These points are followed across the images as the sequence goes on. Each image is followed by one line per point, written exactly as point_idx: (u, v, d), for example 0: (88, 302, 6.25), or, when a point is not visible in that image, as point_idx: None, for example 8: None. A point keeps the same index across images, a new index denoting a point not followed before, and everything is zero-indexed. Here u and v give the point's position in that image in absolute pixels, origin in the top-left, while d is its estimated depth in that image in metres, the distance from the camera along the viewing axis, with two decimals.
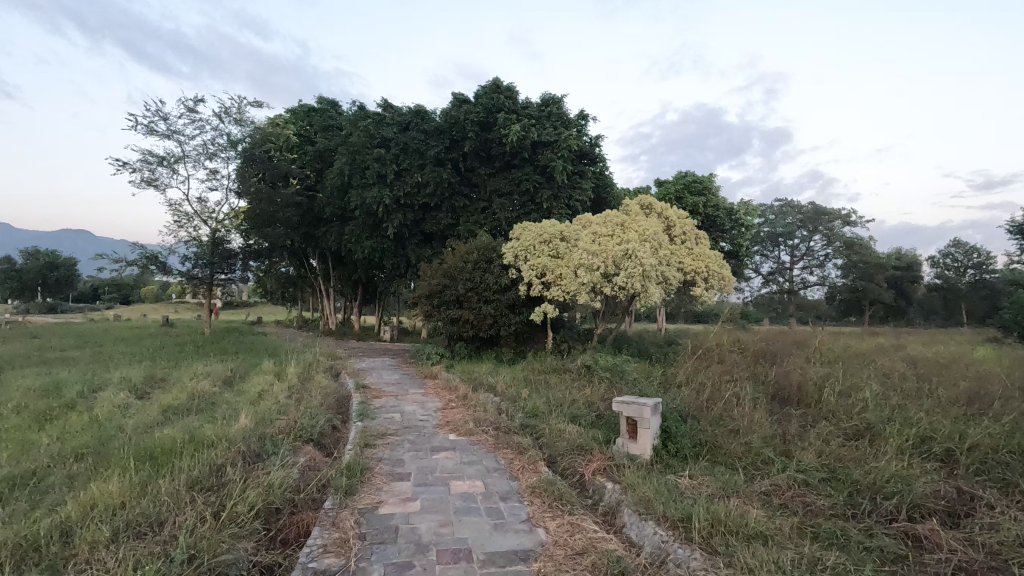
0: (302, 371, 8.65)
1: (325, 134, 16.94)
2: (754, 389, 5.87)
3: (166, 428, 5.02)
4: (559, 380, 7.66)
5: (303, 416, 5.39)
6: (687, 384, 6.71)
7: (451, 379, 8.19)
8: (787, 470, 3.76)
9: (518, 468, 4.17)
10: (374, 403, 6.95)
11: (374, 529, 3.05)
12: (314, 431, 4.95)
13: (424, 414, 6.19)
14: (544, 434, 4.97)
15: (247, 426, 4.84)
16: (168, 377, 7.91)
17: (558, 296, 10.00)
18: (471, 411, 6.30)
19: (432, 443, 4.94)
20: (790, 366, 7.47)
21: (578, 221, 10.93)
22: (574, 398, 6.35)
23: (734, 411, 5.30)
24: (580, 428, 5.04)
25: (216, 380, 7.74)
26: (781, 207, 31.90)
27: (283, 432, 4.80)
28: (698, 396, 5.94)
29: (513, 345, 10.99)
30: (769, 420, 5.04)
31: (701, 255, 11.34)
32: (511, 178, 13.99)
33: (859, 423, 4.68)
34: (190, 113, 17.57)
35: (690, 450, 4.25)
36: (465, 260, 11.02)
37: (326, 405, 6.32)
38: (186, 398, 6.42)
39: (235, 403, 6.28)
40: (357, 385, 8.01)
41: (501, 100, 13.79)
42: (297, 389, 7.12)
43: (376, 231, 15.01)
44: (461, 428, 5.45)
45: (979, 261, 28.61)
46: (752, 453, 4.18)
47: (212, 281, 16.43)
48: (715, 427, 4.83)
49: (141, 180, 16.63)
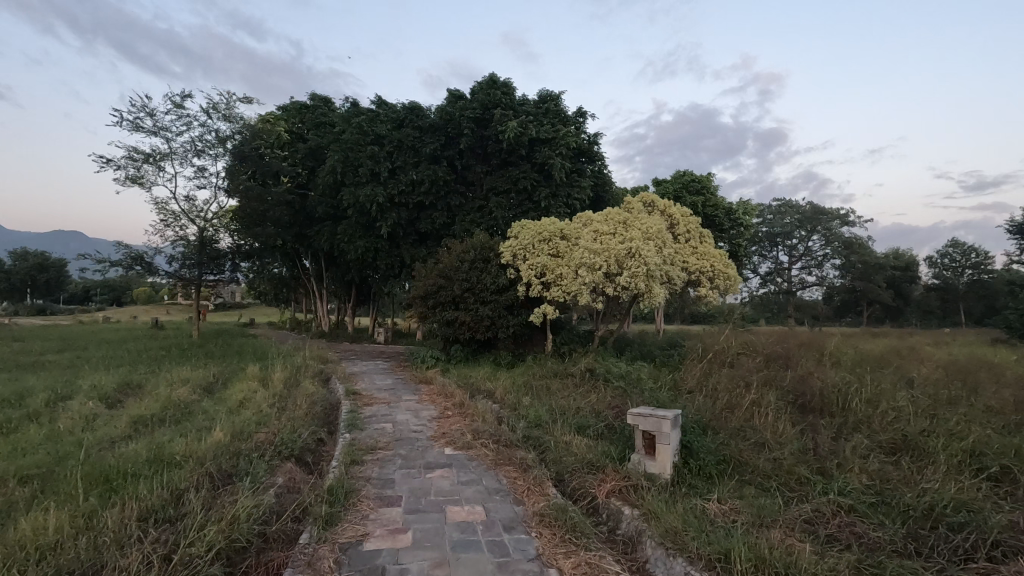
0: (290, 376, 8.18)
1: (316, 131, 16.46)
2: (773, 395, 5.45)
3: (131, 444, 4.52)
4: (561, 386, 7.22)
5: (286, 427, 4.93)
6: (699, 391, 6.28)
7: (447, 385, 7.74)
8: (828, 493, 3.34)
9: (522, 490, 3.71)
10: (365, 412, 6.48)
11: (357, 571, 2.60)
12: (296, 446, 4.47)
13: (418, 425, 5.73)
14: (550, 448, 4.54)
15: (220, 440, 4.36)
16: (144, 384, 7.41)
17: (559, 296, 9.53)
18: (468, 420, 5.85)
19: (426, 459, 4.48)
20: (805, 370, 7.06)
21: (578, 219, 10.49)
22: (579, 407, 5.91)
23: (755, 422, 4.87)
24: (588, 442, 4.59)
25: (196, 387, 7.24)
26: (779, 207, 31.66)
27: (261, 448, 4.34)
28: (714, 403, 5.50)
29: (511, 347, 10.55)
30: (796, 432, 4.61)
31: (706, 253, 10.90)
32: (508, 176, 13.55)
33: (895, 436, 4.27)
34: (178, 109, 17.08)
35: (714, 468, 3.82)
36: (461, 259, 10.56)
37: (312, 415, 5.85)
38: (160, 408, 5.94)
39: (214, 413, 5.80)
40: (348, 392, 7.54)
41: (498, 95, 13.38)
42: (282, 397, 6.64)
43: (369, 231, 14.54)
44: (458, 441, 5.00)
45: (977, 261, 28.12)
46: (784, 470, 3.77)
47: (200, 281, 16.01)
48: (739, 440, 4.41)
49: (127, 178, 16.09)
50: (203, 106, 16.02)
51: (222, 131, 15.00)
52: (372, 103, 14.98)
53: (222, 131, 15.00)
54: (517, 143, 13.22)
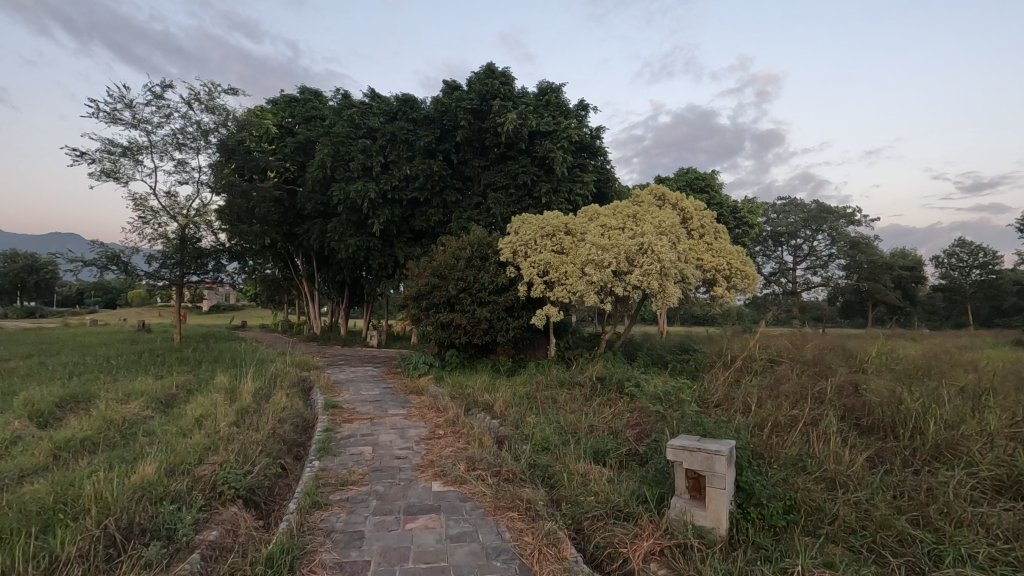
0: (264, 388, 7.26)
1: (306, 126, 15.51)
2: (829, 417, 4.54)
3: (36, 481, 3.58)
4: (570, 397, 6.34)
5: (235, 458, 3.98)
6: (731, 407, 5.40)
7: (440, 397, 6.83)
8: (950, 565, 2.48)
9: (532, 553, 2.79)
10: (343, 431, 5.56)
11: None
12: (243, 483, 3.52)
13: (403, 450, 4.82)
14: (565, 487, 3.67)
15: (146, 478, 3.42)
16: (93, 398, 6.44)
17: (563, 296, 8.63)
18: (462, 442, 4.94)
19: (407, 501, 3.56)
20: (847, 379, 6.14)
21: (583, 213, 9.58)
22: (592, 428, 5.02)
23: (815, 450, 3.98)
24: (609, 479, 3.70)
25: (152, 401, 6.31)
26: (783, 206, 30.81)
27: (195, 490, 3.37)
28: (757, 426, 4.59)
29: (511, 352, 9.64)
30: (868, 465, 3.73)
31: (722, 250, 9.98)
32: (507, 171, 12.65)
33: (1003, 471, 3.39)
34: (158, 100, 16.12)
35: (783, 520, 2.90)
36: (457, 256, 9.64)
37: (277, 437, 4.91)
38: (95, 429, 4.98)
39: (161, 435, 4.87)
40: (326, 406, 6.61)
41: (497, 85, 12.45)
42: (247, 415, 5.72)
43: (360, 229, 13.52)
44: (448, 473, 4.08)
45: (985, 262, 27.09)
46: (877, 521, 2.90)
47: (182, 282, 15.00)
48: (800, 475, 3.50)
49: (102, 172, 15.11)
50: (185, 98, 15.08)
51: (205, 123, 14.08)
52: (363, 95, 14.10)
53: (205, 123, 14.08)
54: (517, 136, 12.31)
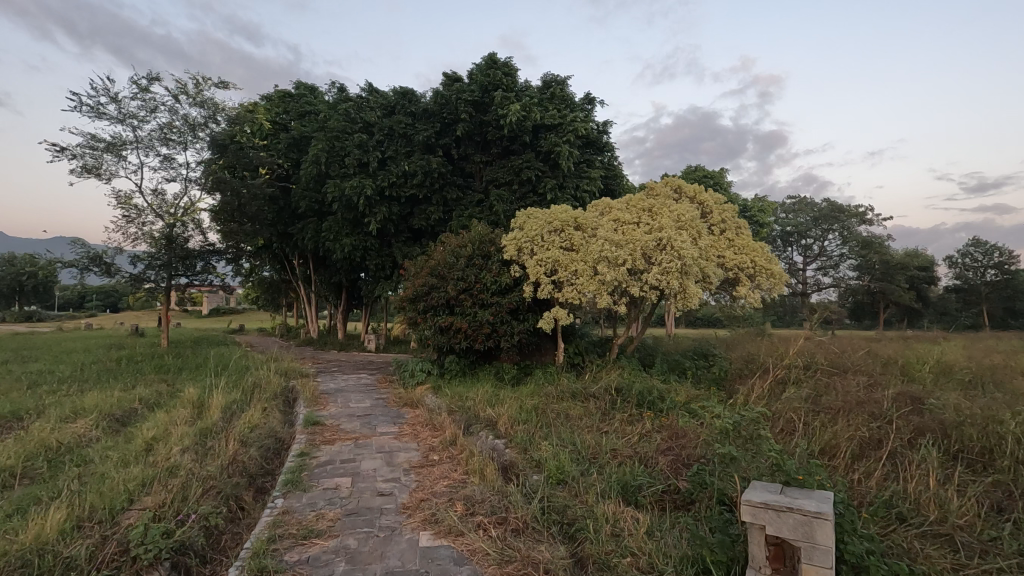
0: (238, 402, 6.42)
1: (300, 121, 14.65)
2: (918, 451, 3.64)
3: None
4: (586, 413, 5.50)
5: (171, 501, 3.12)
6: (779, 427, 4.52)
7: (437, 413, 5.98)
8: None
9: None
10: (321, 456, 4.70)
11: None
12: (170, 542, 2.64)
13: (389, 484, 3.96)
14: (592, 542, 2.82)
15: (36, 541, 2.56)
16: (35, 416, 5.60)
17: (574, 297, 7.77)
18: (459, 474, 4.06)
19: (386, 565, 2.70)
20: (907, 392, 5.25)
21: (594, 207, 8.69)
22: (616, 455, 4.16)
23: (912, 492, 3.10)
24: (649, 535, 2.82)
25: (104, 419, 5.47)
26: (793, 206, 30.00)
27: (97, 558, 2.50)
28: (826, 458, 3.71)
29: (515, 358, 8.77)
30: (989, 518, 2.86)
31: (746, 246, 9.09)
32: (510, 166, 11.77)
33: None
34: (145, 94, 15.32)
35: None
36: (456, 254, 8.80)
37: (238, 467, 4.06)
38: (19, 458, 4.15)
39: (96, 465, 4.02)
40: (305, 423, 5.75)
41: (499, 76, 11.62)
42: (210, 436, 4.89)
43: (356, 228, 12.67)
44: (441, 519, 3.22)
45: (1000, 261, 26.20)
46: None
47: (168, 284, 14.09)
48: (907, 534, 2.64)
49: (84, 168, 14.31)
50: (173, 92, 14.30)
51: (193, 116, 13.28)
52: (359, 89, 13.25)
53: (193, 116, 13.28)
54: (521, 129, 11.45)
